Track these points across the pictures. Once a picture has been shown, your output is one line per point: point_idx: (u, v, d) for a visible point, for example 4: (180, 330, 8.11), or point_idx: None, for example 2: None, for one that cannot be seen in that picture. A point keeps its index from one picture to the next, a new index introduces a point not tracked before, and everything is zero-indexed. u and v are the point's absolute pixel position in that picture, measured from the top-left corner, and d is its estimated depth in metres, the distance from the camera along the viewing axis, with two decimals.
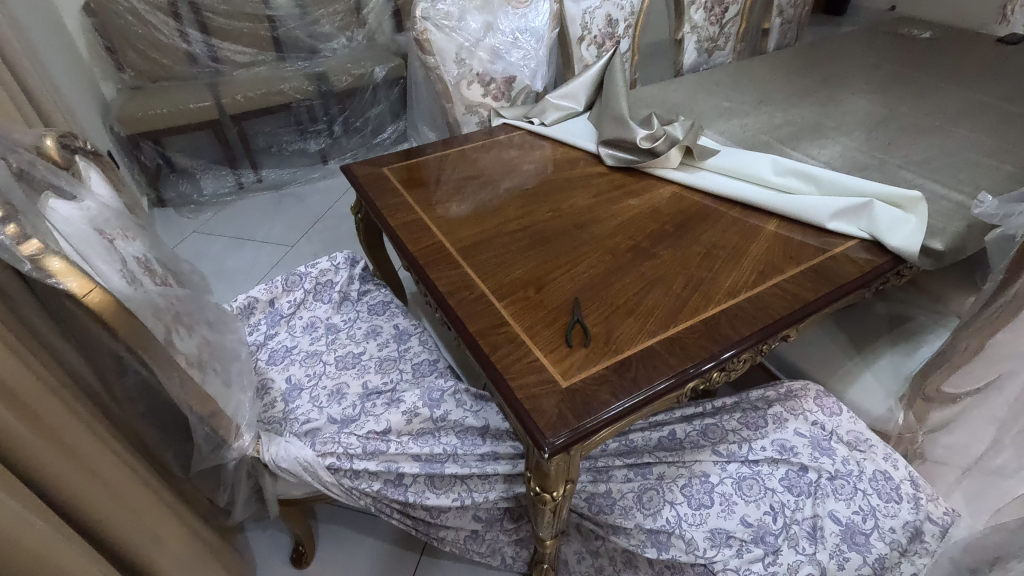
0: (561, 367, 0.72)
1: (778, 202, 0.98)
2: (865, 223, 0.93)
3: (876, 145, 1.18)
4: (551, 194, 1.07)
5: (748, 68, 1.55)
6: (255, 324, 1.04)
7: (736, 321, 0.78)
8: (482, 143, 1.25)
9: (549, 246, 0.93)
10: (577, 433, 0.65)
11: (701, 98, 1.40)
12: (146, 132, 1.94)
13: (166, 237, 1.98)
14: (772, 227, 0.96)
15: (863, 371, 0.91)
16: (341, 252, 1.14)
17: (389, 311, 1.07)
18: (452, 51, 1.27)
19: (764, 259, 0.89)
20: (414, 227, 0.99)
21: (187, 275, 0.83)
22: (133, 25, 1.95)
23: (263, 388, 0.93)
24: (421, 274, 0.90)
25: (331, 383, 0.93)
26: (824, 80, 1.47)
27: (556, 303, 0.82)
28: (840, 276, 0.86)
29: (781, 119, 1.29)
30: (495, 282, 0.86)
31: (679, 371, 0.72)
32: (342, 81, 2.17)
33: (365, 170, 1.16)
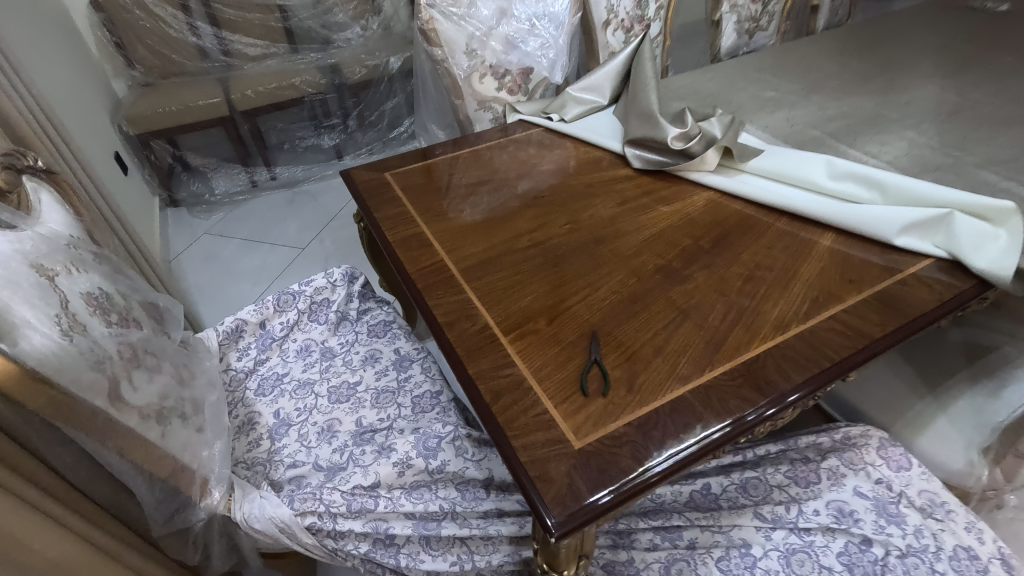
0: (574, 422, 0.61)
1: (836, 212, 0.84)
2: (941, 238, 0.78)
3: (949, 140, 1.02)
4: (568, 201, 0.95)
5: (795, 53, 1.39)
6: (244, 348, 0.94)
7: (785, 363, 0.66)
8: (497, 142, 1.13)
9: (563, 266, 0.81)
10: (613, 499, 0.55)
11: (742, 87, 1.25)
12: (157, 131, 1.89)
13: (177, 240, 1.92)
14: (827, 241, 0.82)
15: (936, 416, 0.77)
16: (338, 268, 1.03)
17: (391, 333, 0.97)
18: (462, 41, 1.16)
19: (817, 283, 0.76)
20: (413, 242, 0.89)
21: (159, 308, 0.74)
22: (141, 19, 1.89)
23: (248, 423, 0.85)
24: (418, 299, 0.80)
25: (321, 420, 0.84)
26: (884, 63, 1.29)
27: (570, 338, 0.70)
28: (912, 305, 0.71)
29: (835, 110, 1.14)
30: (501, 311, 0.75)
31: (725, 425, 0.61)
32: (356, 73, 2.08)
33: (366, 176, 1.05)
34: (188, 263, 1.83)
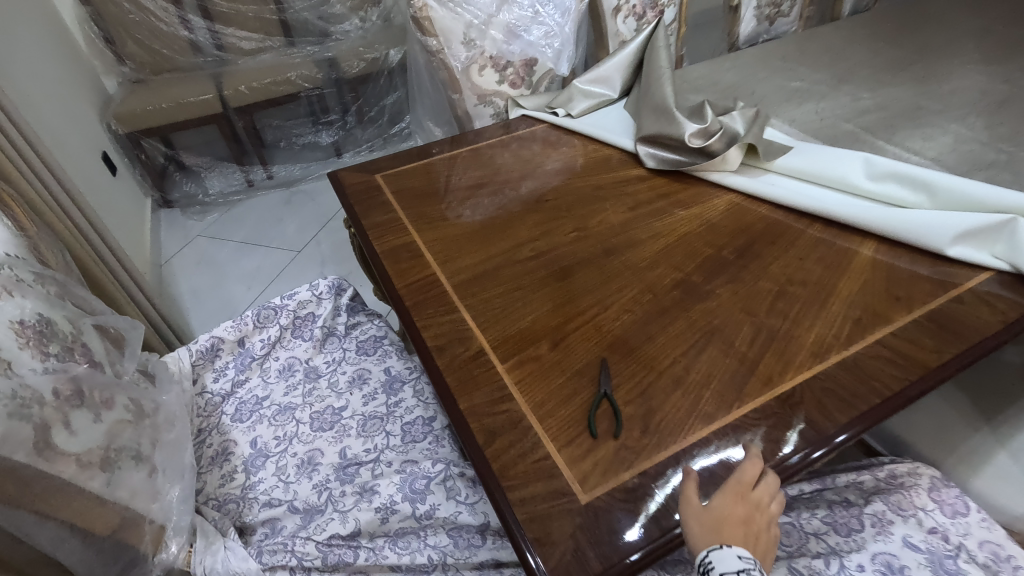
0: (581, 470, 0.53)
1: (877, 218, 0.74)
2: (1000, 248, 0.68)
3: (999, 134, 0.91)
4: (574, 205, 0.85)
5: (822, 39, 1.28)
6: (221, 368, 0.86)
7: (826, 399, 0.57)
8: (498, 140, 1.04)
9: (569, 280, 0.72)
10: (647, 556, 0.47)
11: (764, 77, 1.15)
12: (148, 129, 1.82)
13: (169, 243, 1.85)
14: (867, 251, 0.73)
15: (997, 451, 0.69)
16: (324, 279, 0.95)
17: (381, 350, 0.89)
18: (459, 31, 1.07)
19: (859, 300, 0.66)
20: (403, 252, 0.80)
21: (112, 334, 0.66)
22: (130, 13, 1.82)
23: (223, 453, 0.77)
24: (405, 319, 0.71)
25: (302, 450, 0.76)
26: (921, 50, 1.19)
27: (576, 366, 0.62)
28: (971, 328, 0.62)
29: (868, 102, 1.03)
30: (498, 333, 0.67)
31: (764, 470, 0.52)
32: (354, 66, 1.99)
33: (354, 178, 0.97)
34: (181, 268, 1.76)
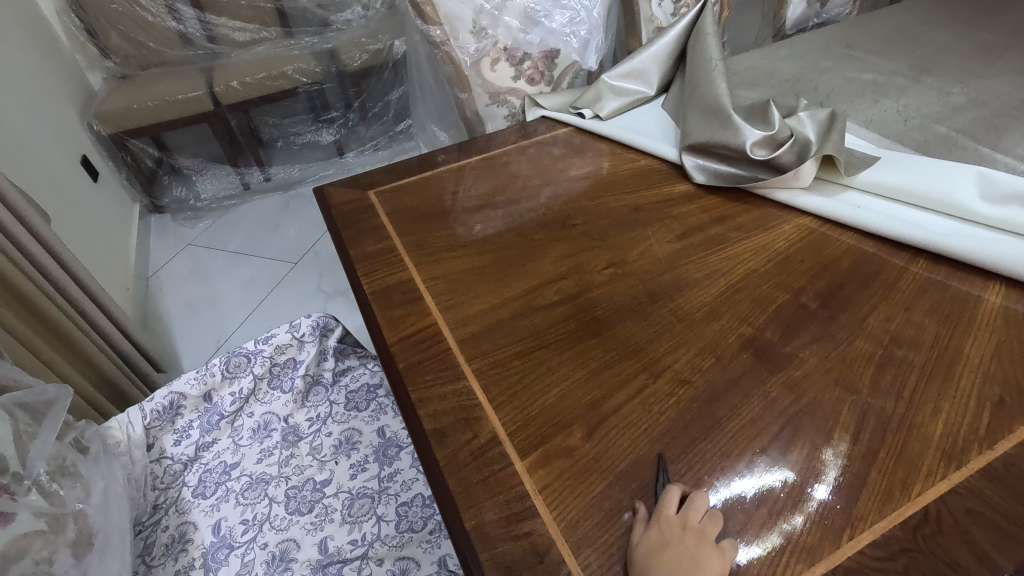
0: None
1: (1007, 255, 0.57)
2: None
3: None
4: (609, 232, 0.69)
5: (891, 22, 1.09)
6: (183, 428, 0.72)
7: (977, 528, 0.41)
8: (513, 144, 0.88)
9: (608, 336, 0.57)
10: None
11: (829, 67, 0.98)
12: (133, 129, 1.69)
13: (159, 253, 1.72)
14: (995, 299, 0.56)
15: None
16: (308, 317, 0.80)
17: (375, 405, 0.74)
18: (468, 17, 0.90)
19: (996, 371, 0.50)
20: (398, 294, 0.65)
21: (26, 421, 0.53)
22: (112, 2, 1.68)
23: (179, 542, 0.63)
24: (399, 388, 0.56)
25: (274, 541, 0.62)
26: (1015, 34, 1.00)
27: (618, 464, 0.46)
28: None
29: (962, 97, 0.86)
30: (516, 412, 0.51)
31: None
32: (356, 58, 1.83)
33: (344, 196, 0.82)
34: (168, 281, 1.63)
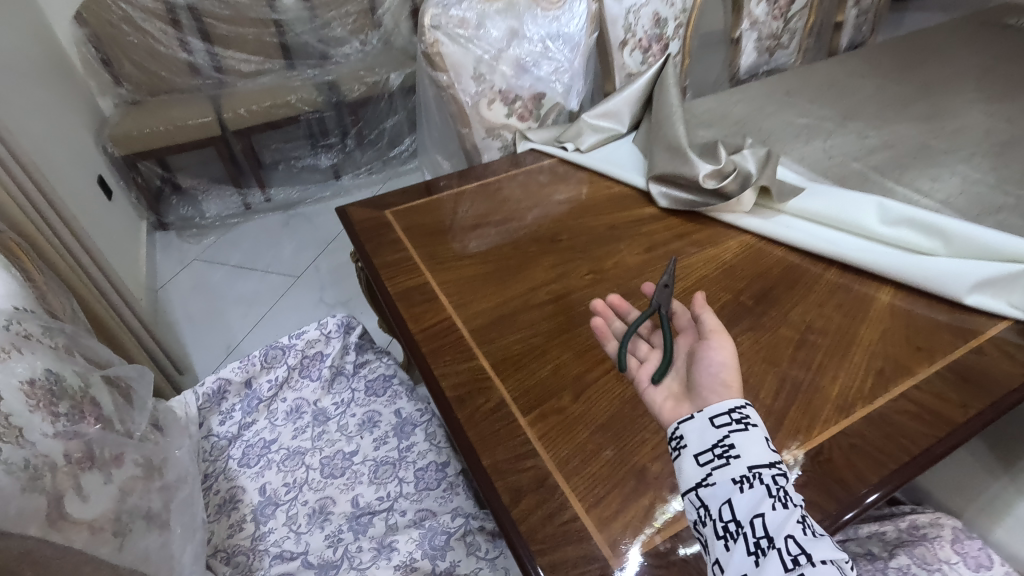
0: (609, 531, 0.52)
1: (895, 265, 0.74)
2: (1018, 297, 0.69)
3: (1006, 176, 0.92)
4: (589, 246, 0.85)
5: (824, 73, 1.29)
6: (227, 411, 0.84)
7: (858, 457, 0.56)
8: (507, 173, 1.04)
9: (591, 327, 0.72)
10: None
11: (772, 112, 1.16)
12: (144, 151, 1.80)
13: (164, 267, 1.82)
14: (885, 297, 0.73)
15: (1017, 501, 0.69)
16: (333, 317, 0.93)
17: (391, 390, 0.87)
18: (469, 66, 1.06)
19: (881, 349, 0.66)
20: (417, 295, 0.79)
21: (124, 385, 0.65)
22: (127, 35, 1.82)
23: (230, 501, 0.75)
24: (422, 367, 0.70)
25: (313, 499, 0.74)
26: (923, 87, 1.20)
27: (599, 419, 0.61)
28: (995, 380, 0.62)
29: (875, 140, 1.05)
30: (518, 383, 0.65)
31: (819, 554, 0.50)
32: (354, 90, 1.99)
33: (363, 215, 0.95)
34: (176, 293, 1.72)
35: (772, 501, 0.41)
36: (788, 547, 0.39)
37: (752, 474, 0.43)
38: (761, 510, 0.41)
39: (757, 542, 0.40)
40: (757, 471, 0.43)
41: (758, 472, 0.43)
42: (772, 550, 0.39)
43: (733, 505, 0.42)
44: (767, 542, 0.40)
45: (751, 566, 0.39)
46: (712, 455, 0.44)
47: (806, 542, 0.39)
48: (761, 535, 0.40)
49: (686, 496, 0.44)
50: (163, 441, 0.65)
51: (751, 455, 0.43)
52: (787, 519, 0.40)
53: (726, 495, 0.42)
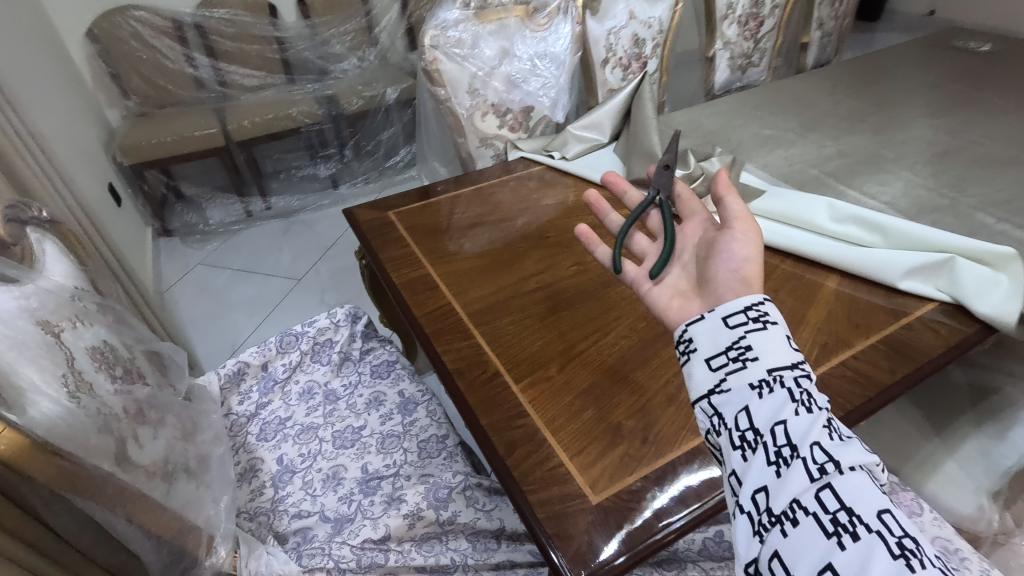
0: (590, 476, 0.61)
1: (840, 255, 0.84)
2: (944, 282, 0.79)
3: (944, 181, 1.03)
4: (574, 242, 0.95)
5: (789, 90, 1.41)
6: (246, 392, 0.93)
7: None
8: (499, 179, 1.14)
9: (575, 310, 0.81)
10: (628, 560, 0.54)
11: (741, 124, 1.28)
12: (151, 161, 1.88)
13: (169, 271, 1.90)
14: (831, 284, 0.83)
15: (944, 459, 0.79)
16: (341, 308, 1.03)
17: (394, 373, 0.96)
18: (464, 81, 1.17)
19: (826, 327, 0.76)
20: (420, 285, 0.88)
21: (162, 357, 0.73)
22: (137, 51, 1.93)
23: (251, 470, 0.83)
24: (425, 345, 0.79)
25: (327, 466, 0.82)
26: (877, 103, 1.32)
27: (582, 385, 0.70)
28: (919, 351, 0.72)
29: (832, 149, 1.16)
30: (511, 357, 0.75)
31: None
32: (352, 103, 2.08)
33: (368, 215, 1.05)
34: (181, 295, 1.80)
35: (795, 407, 0.46)
36: (814, 456, 0.43)
37: (772, 378, 0.48)
38: (784, 419, 0.46)
39: (779, 452, 0.45)
40: (777, 374, 0.48)
41: (778, 377, 0.48)
42: (796, 459, 0.43)
43: (755, 415, 0.47)
44: (790, 451, 0.44)
45: (774, 475, 0.44)
46: (728, 360, 0.50)
47: (831, 450, 0.43)
48: (784, 444, 0.45)
49: (702, 402, 0.50)
50: (198, 407, 0.73)
51: (770, 361, 0.49)
52: (812, 427, 0.45)
53: (744, 403, 0.48)
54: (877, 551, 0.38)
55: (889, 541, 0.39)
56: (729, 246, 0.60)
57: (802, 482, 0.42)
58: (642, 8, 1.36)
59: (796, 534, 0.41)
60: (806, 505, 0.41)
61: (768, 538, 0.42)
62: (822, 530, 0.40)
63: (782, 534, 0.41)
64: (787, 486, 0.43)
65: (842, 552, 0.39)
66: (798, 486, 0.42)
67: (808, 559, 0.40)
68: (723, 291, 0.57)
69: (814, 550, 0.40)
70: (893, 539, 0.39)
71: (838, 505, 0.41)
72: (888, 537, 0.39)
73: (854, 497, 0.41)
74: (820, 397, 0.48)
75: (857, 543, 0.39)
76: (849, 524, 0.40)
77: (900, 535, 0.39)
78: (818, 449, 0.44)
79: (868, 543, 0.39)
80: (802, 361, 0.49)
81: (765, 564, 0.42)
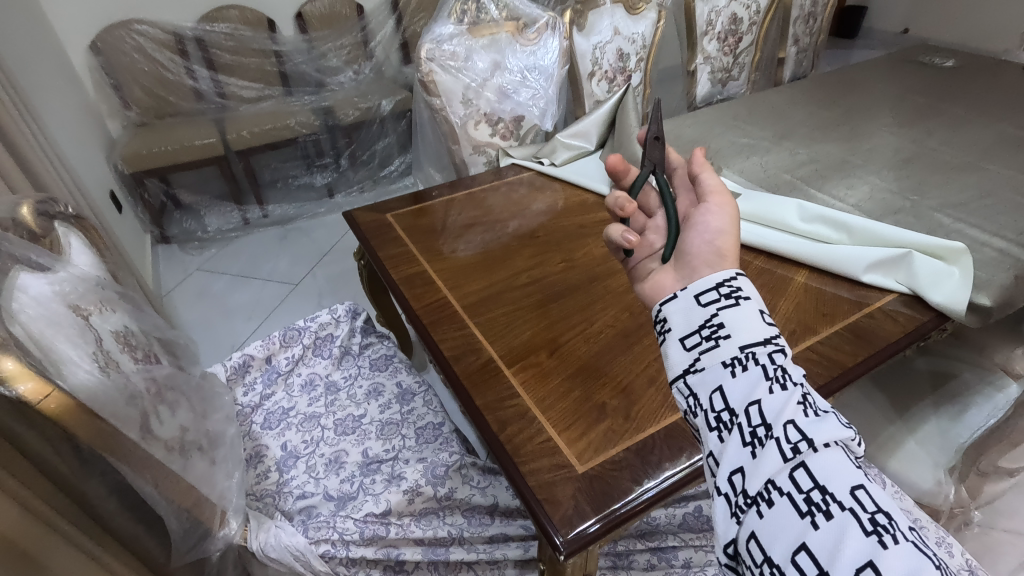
0: (577, 448, 0.66)
1: (808, 252, 0.91)
2: (903, 275, 0.86)
3: (907, 185, 1.11)
4: (562, 241, 1.01)
5: (766, 101, 1.50)
6: (250, 383, 0.97)
7: None
8: (490, 184, 1.20)
9: (562, 302, 0.87)
10: (601, 527, 0.58)
11: (720, 133, 1.35)
12: (151, 169, 1.92)
13: (168, 277, 1.93)
14: (801, 278, 0.90)
15: (906, 439, 0.85)
16: (342, 305, 1.08)
17: (392, 366, 1.01)
18: (458, 92, 1.24)
19: (795, 316, 0.82)
20: (417, 280, 0.94)
21: (176, 344, 0.77)
22: (139, 63, 1.99)
23: (256, 456, 0.87)
24: (423, 335, 0.84)
25: (329, 451, 0.87)
26: (847, 113, 1.41)
27: (570, 369, 0.76)
28: (880, 337, 0.78)
29: (804, 156, 1.24)
30: (503, 345, 0.80)
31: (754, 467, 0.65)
32: (348, 115, 2.15)
33: (367, 217, 1.10)
34: (180, 300, 1.84)
35: (770, 384, 0.42)
36: (788, 435, 0.40)
37: (744, 355, 0.44)
38: (758, 397, 0.42)
39: (754, 432, 0.41)
40: (749, 351, 0.44)
41: (751, 354, 0.44)
42: (770, 439, 0.40)
43: (730, 394, 0.43)
44: (765, 431, 0.41)
45: (750, 456, 0.40)
46: (700, 338, 0.47)
47: (806, 428, 0.40)
48: (759, 424, 0.41)
49: (677, 384, 0.47)
50: (209, 392, 0.78)
51: (743, 337, 0.45)
52: (787, 404, 0.41)
53: (718, 382, 0.44)
54: (850, 530, 0.36)
55: (862, 518, 0.36)
56: (706, 220, 0.59)
57: (776, 463, 0.39)
58: (626, 24, 1.44)
59: (772, 515, 0.38)
60: (781, 486, 0.38)
61: (745, 520, 0.39)
62: (796, 510, 0.37)
63: (757, 516, 0.38)
64: (762, 467, 0.39)
65: (815, 532, 0.36)
66: (772, 467, 0.39)
67: (782, 541, 0.37)
68: (699, 265, 0.54)
69: (786, 531, 0.37)
70: (866, 515, 0.36)
71: (812, 484, 0.38)
72: (861, 514, 0.36)
73: (829, 475, 0.38)
74: (796, 370, 0.44)
75: (831, 523, 0.36)
76: (823, 503, 0.37)
77: (874, 511, 0.36)
78: (793, 428, 0.40)
79: (842, 522, 0.36)
80: (777, 334, 0.46)
81: (742, 546, 0.39)
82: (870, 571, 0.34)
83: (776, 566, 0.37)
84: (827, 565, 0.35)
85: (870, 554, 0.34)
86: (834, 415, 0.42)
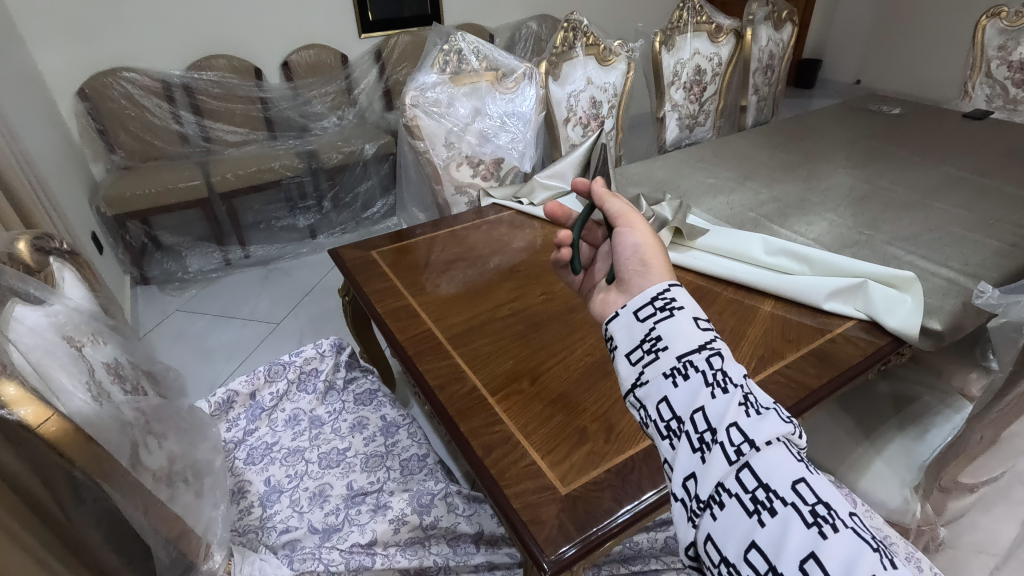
0: (560, 471, 0.68)
1: (773, 283, 0.96)
2: (860, 303, 0.92)
3: (862, 221, 1.18)
4: (542, 275, 1.05)
5: (731, 145, 1.59)
6: (234, 419, 0.98)
7: None
8: (472, 223, 1.24)
9: (543, 332, 0.90)
10: (578, 550, 0.60)
11: (688, 174, 1.43)
12: (134, 212, 1.93)
13: (146, 318, 1.92)
14: (767, 307, 0.95)
15: (873, 460, 0.89)
16: (326, 339, 1.10)
17: (376, 400, 1.02)
18: (441, 135, 1.30)
19: (761, 342, 0.87)
20: (402, 313, 0.96)
21: (162, 377, 0.78)
22: (125, 109, 2.05)
23: (240, 491, 0.86)
24: (409, 365, 0.86)
25: (313, 485, 0.87)
26: (805, 156, 1.51)
27: (552, 396, 0.78)
28: (842, 360, 0.83)
29: (766, 195, 1.31)
30: (487, 373, 0.83)
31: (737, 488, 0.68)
32: (332, 158, 2.21)
33: (352, 254, 1.14)
34: (159, 341, 1.82)
35: (711, 390, 0.45)
36: (730, 438, 0.42)
37: (682, 364, 0.47)
38: (702, 404, 0.45)
39: (702, 438, 0.44)
40: (688, 360, 0.47)
41: (689, 362, 0.47)
42: (715, 444, 0.43)
43: (675, 404, 0.46)
44: (711, 436, 0.43)
45: (699, 462, 0.43)
46: (642, 351, 0.50)
47: (747, 429, 0.42)
48: (705, 429, 0.44)
49: (629, 398, 0.50)
50: (196, 424, 0.78)
51: (678, 347, 0.48)
52: (728, 407, 0.44)
53: (663, 393, 0.47)
54: (793, 523, 0.38)
55: (804, 511, 0.38)
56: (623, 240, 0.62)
57: (722, 466, 0.42)
58: (598, 74, 1.54)
59: (723, 517, 0.40)
60: (729, 487, 0.41)
61: (701, 524, 0.41)
62: (744, 510, 0.40)
63: (711, 519, 0.41)
64: (710, 472, 0.42)
65: (762, 530, 0.39)
66: (720, 470, 0.41)
67: (734, 540, 0.39)
68: (637, 280, 0.59)
69: (737, 530, 0.39)
70: (807, 508, 0.39)
71: (757, 483, 0.40)
72: (802, 507, 0.39)
73: (771, 473, 0.40)
74: (736, 370, 0.47)
75: (776, 519, 0.39)
76: (767, 501, 0.39)
77: (814, 503, 0.39)
78: (736, 430, 0.43)
79: (784, 517, 0.39)
80: (712, 338, 0.49)
81: (701, 548, 0.42)
82: (813, 561, 0.36)
83: (732, 565, 0.39)
84: (775, 558, 0.37)
85: (811, 545, 0.37)
86: (774, 410, 0.45)
